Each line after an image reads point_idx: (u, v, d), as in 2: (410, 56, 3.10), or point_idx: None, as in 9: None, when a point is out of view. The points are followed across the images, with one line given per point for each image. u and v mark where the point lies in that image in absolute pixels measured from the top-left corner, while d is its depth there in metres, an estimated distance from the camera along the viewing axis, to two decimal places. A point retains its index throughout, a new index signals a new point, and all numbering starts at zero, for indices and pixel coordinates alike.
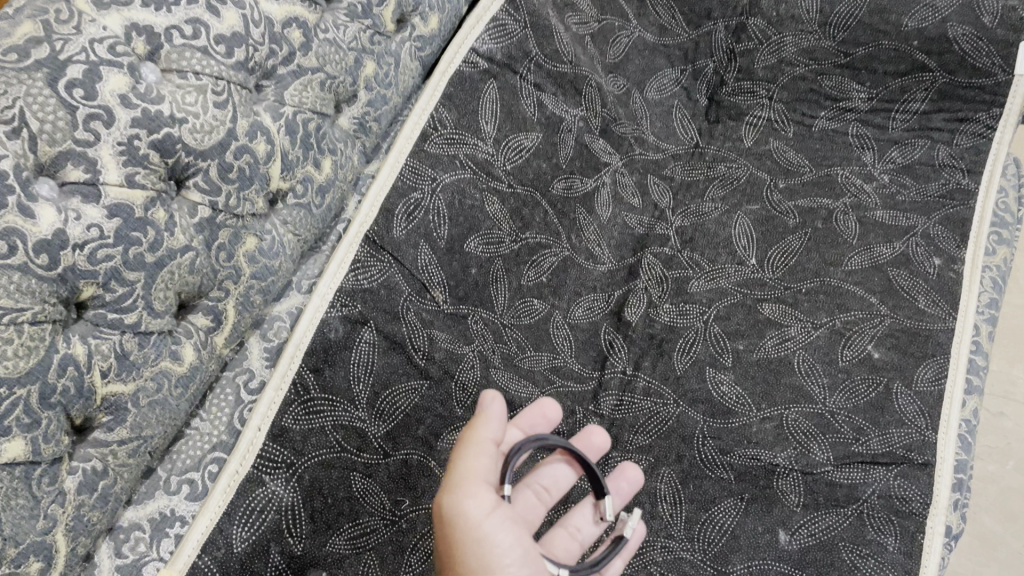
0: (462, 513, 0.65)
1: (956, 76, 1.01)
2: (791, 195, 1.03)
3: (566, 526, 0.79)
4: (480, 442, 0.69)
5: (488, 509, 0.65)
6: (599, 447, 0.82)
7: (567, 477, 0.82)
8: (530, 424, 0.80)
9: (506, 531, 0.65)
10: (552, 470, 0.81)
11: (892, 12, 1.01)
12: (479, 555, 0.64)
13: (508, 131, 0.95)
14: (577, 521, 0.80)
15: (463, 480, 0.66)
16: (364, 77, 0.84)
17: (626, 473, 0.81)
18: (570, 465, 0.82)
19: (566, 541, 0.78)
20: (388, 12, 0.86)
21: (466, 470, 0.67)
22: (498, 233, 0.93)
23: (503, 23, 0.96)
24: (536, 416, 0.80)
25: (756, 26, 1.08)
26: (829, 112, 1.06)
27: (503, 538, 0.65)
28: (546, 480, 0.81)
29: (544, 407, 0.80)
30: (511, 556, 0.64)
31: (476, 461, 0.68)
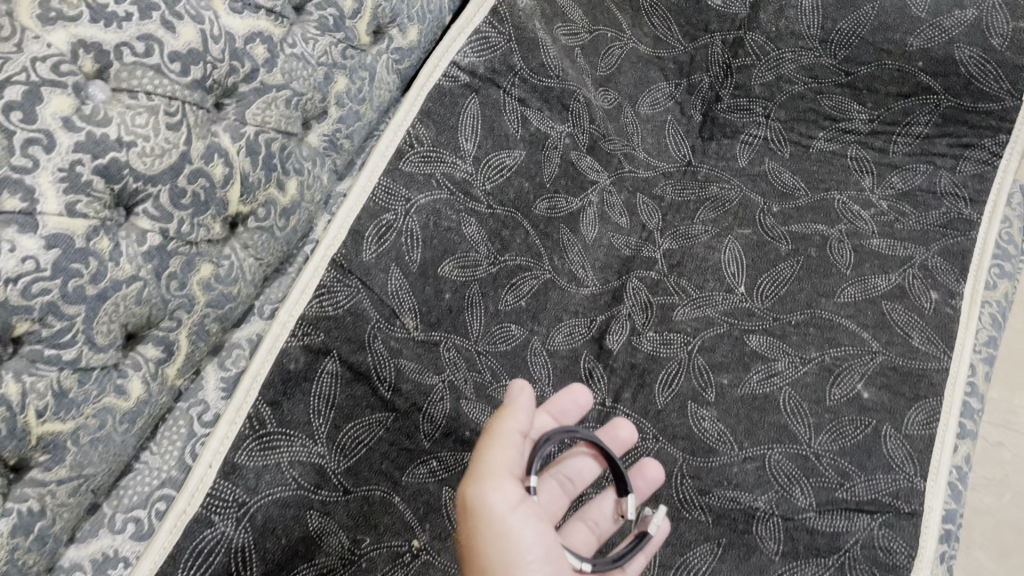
0: (488, 506, 0.65)
1: (962, 100, 0.97)
2: (784, 220, 0.99)
3: (586, 519, 0.81)
4: (508, 436, 0.69)
5: (514, 503, 0.66)
6: (625, 441, 0.83)
7: (593, 470, 0.84)
8: (562, 412, 0.82)
9: (529, 526, 0.66)
10: (578, 462, 0.83)
11: (896, 30, 0.96)
12: (504, 548, 0.65)
13: (489, 148, 0.91)
14: (597, 515, 0.81)
15: (489, 472, 0.67)
16: (335, 92, 0.80)
17: (647, 471, 0.81)
18: (597, 457, 0.84)
19: (584, 533, 0.80)
20: (363, 25, 0.82)
21: (492, 462, 0.67)
22: (475, 255, 0.89)
23: (486, 35, 0.92)
24: (567, 404, 0.82)
25: (754, 41, 1.03)
26: (827, 133, 1.01)
27: (527, 533, 0.66)
28: (572, 471, 0.83)
29: (575, 395, 0.82)
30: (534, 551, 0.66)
31: (501, 454, 0.68)
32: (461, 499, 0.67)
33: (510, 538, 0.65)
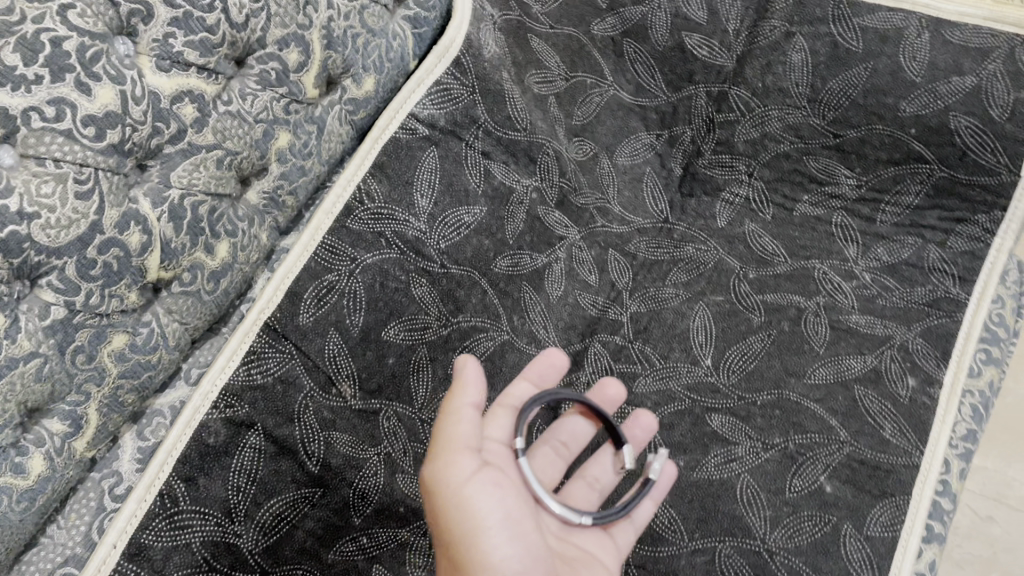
0: (443, 483, 0.65)
1: (956, 172, 0.90)
2: (760, 287, 0.94)
3: (585, 477, 0.80)
4: (458, 409, 0.67)
5: (472, 473, 0.66)
6: (615, 400, 0.81)
7: (586, 431, 0.83)
8: (541, 376, 0.78)
9: (490, 492, 0.66)
10: (570, 424, 0.83)
11: (890, 94, 0.90)
12: (464, 521, 0.64)
13: (446, 205, 0.87)
14: (597, 471, 0.81)
15: (444, 447, 0.66)
16: (276, 149, 0.76)
17: (642, 420, 0.81)
18: (589, 418, 0.83)
19: (586, 492, 0.80)
20: (311, 78, 0.78)
21: (447, 435, 0.67)
22: (425, 317, 0.85)
23: (447, 87, 0.87)
24: (544, 367, 0.78)
25: (739, 96, 0.97)
26: (813, 196, 0.96)
27: (484, 501, 0.65)
28: (565, 435, 0.82)
29: (552, 358, 0.78)
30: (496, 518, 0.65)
31: (454, 428, 0.67)
32: (424, 478, 0.67)
33: (467, 509, 0.65)
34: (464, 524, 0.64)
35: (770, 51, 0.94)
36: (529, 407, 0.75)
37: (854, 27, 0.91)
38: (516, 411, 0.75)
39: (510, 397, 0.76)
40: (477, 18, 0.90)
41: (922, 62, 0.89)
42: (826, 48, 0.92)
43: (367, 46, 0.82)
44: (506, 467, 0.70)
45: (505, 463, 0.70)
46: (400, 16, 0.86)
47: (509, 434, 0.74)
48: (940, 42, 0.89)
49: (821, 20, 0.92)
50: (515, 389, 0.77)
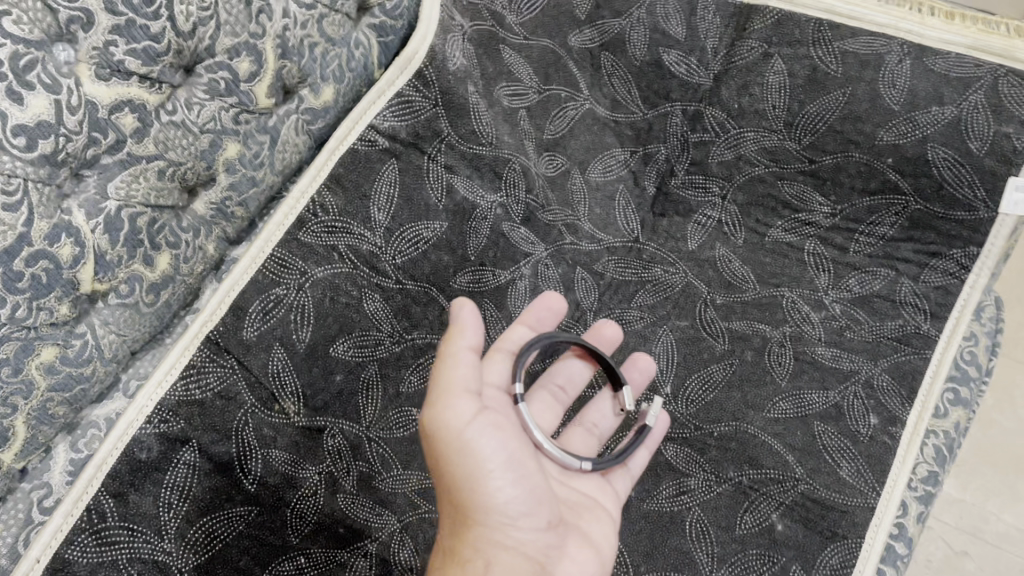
0: (443, 430, 0.66)
1: (932, 205, 0.87)
2: (726, 314, 0.91)
3: (583, 422, 0.85)
4: (456, 354, 0.67)
5: (472, 417, 0.66)
6: (611, 340, 0.85)
7: (582, 373, 0.87)
8: (538, 320, 0.81)
9: (490, 435, 0.66)
10: (568, 369, 0.86)
11: (868, 121, 0.87)
12: (466, 465, 0.66)
13: (404, 219, 0.85)
14: (595, 417, 0.85)
15: (442, 392, 0.67)
16: (224, 159, 0.75)
17: (638, 364, 0.85)
18: (585, 361, 0.87)
19: (585, 437, 0.84)
20: (264, 87, 0.76)
21: (445, 380, 0.67)
22: (377, 334, 0.83)
23: (408, 99, 0.85)
24: (542, 312, 0.80)
25: (714, 116, 0.95)
26: (786, 223, 0.93)
27: (487, 444, 0.66)
28: (562, 378, 0.86)
29: (550, 302, 0.81)
30: (499, 460, 0.66)
31: (453, 374, 0.67)
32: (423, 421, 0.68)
33: (470, 452, 0.66)
34: (466, 466, 0.66)
35: (748, 72, 0.92)
36: (528, 353, 0.77)
37: (834, 51, 0.88)
38: (513, 355, 0.78)
39: (509, 341, 0.79)
40: (444, 28, 0.87)
41: (901, 89, 0.86)
42: (804, 72, 0.89)
43: (327, 55, 0.80)
44: (505, 410, 0.71)
45: (503, 406, 0.71)
46: (366, 24, 0.84)
47: (506, 379, 0.76)
48: (921, 70, 0.86)
49: (801, 42, 0.89)
50: (513, 332, 0.79)
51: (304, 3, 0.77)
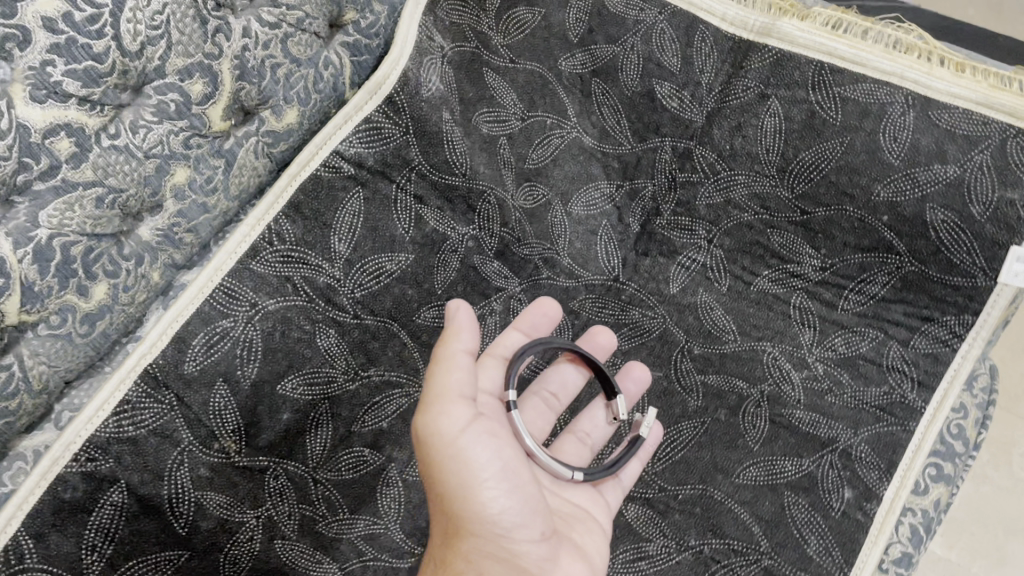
0: (435, 434, 0.64)
1: (927, 268, 0.82)
2: (703, 366, 0.87)
3: (576, 431, 0.82)
4: (452, 358, 0.65)
5: (465, 425, 0.65)
6: (605, 347, 0.84)
7: (576, 381, 0.85)
8: (532, 326, 0.80)
9: (482, 444, 0.65)
10: (560, 376, 0.84)
11: (864, 175, 0.82)
12: (458, 471, 0.64)
13: (367, 250, 0.81)
14: (587, 426, 0.83)
15: (435, 399, 0.65)
16: (171, 185, 0.71)
17: (632, 373, 0.83)
18: (579, 368, 0.85)
19: (577, 446, 0.82)
20: (218, 110, 0.72)
21: (438, 387, 0.65)
22: (330, 371, 0.79)
23: (377, 126, 0.81)
24: (536, 316, 0.79)
25: (704, 157, 0.90)
26: (773, 272, 0.89)
27: (480, 450, 0.64)
28: (555, 386, 0.84)
29: (544, 307, 0.80)
30: (492, 468, 0.65)
31: (448, 377, 0.65)
32: (415, 425, 0.66)
33: (463, 458, 0.64)
34: (459, 473, 0.64)
35: (742, 112, 0.87)
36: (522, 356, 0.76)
37: (835, 96, 0.83)
38: (506, 360, 0.77)
39: (501, 346, 0.77)
40: (420, 52, 0.83)
41: (903, 143, 0.81)
42: (801, 116, 0.84)
43: (291, 77, 0.76)
44: (499, 416, 0.69)
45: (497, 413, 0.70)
46: (338, 43, 0.80)
47: (499, 386, 0.75)
48: (925, 123, 0.80)
49: (800, 84, 0.84)
50: (507, 338, 0.78)
51: (267, 22, 0.73)
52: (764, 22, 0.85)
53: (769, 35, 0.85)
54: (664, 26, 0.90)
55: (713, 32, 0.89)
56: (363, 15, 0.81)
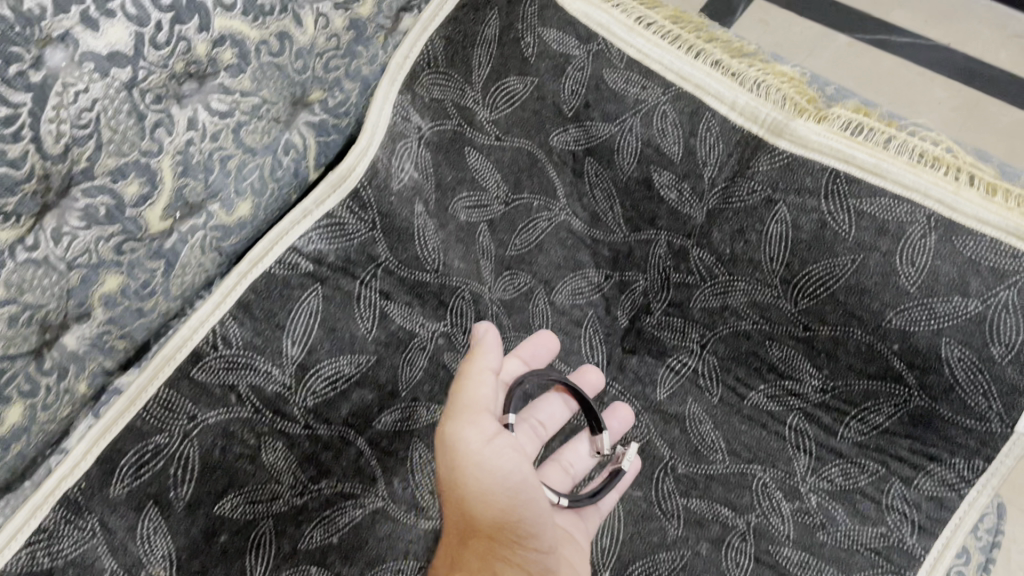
0: (460, 441, 0.62)
1: (937, 405, 0.75)
2: (686, 488, 0.80)
3: (559, 462, 0.78)
4: (480, 372, 0.65)
5: (493, 436, 0.63)
6: (594, 383, 0.81)
7: (563, 415, 0.81)
8: (532, 354, 0.78)
9: (510, 453, 0.63)
10: (548, 408, 0.80)
11: (875, 298, 0.75)
12: (480, 477, 0.62)
13: (323, 353, 0.73)
14: (570, 457, 0.79)
15: (466, 408, 0.64)
16: (99, 292, 0.63)
17: (617, 412, 0.81)
18: (567, 400, 0.81)
19: (560, 477, 0.77)
20: (157, 211, 0.64)
21: (469, 395, 0.64)
22: (275, 486, 0.71)
23: (341, 221, 0.75)
24: (536, 347, 0.78)
25: (701, 259, 0.82)
26: (769, 387, 0.82)
27: (507, 457, 0.62)
28: (544, 415, 0.80)
29: (544, 340, 0.78)
30: (516, 475, 0.63)
31: (476, 389, 0.65)
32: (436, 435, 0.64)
33: (489, 463, 0.62)
34: (483, 478, 0.62)
35: (745, 216, 0.79)
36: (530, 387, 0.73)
37: (849, 209, 0.75)
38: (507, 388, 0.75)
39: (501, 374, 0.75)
40: (393, 136, 0.78)
41: (921, 269, 0.73)
42: (810, 226, 0.76)
43: (244, 170, 0.69)
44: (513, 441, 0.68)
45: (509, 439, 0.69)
46: (303, 121, 0.72)
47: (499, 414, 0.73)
48: (947, 250, 0.72)
49: (811, 191, 0.76)
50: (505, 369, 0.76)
51: (218, 111, 0.65)
52: (778, 119, 0.77)
53: (780, 133, 0.77)
54: (667, 108, 0.81)
55: (719, 121, 0.79)
56: (332, 94, 0.74)
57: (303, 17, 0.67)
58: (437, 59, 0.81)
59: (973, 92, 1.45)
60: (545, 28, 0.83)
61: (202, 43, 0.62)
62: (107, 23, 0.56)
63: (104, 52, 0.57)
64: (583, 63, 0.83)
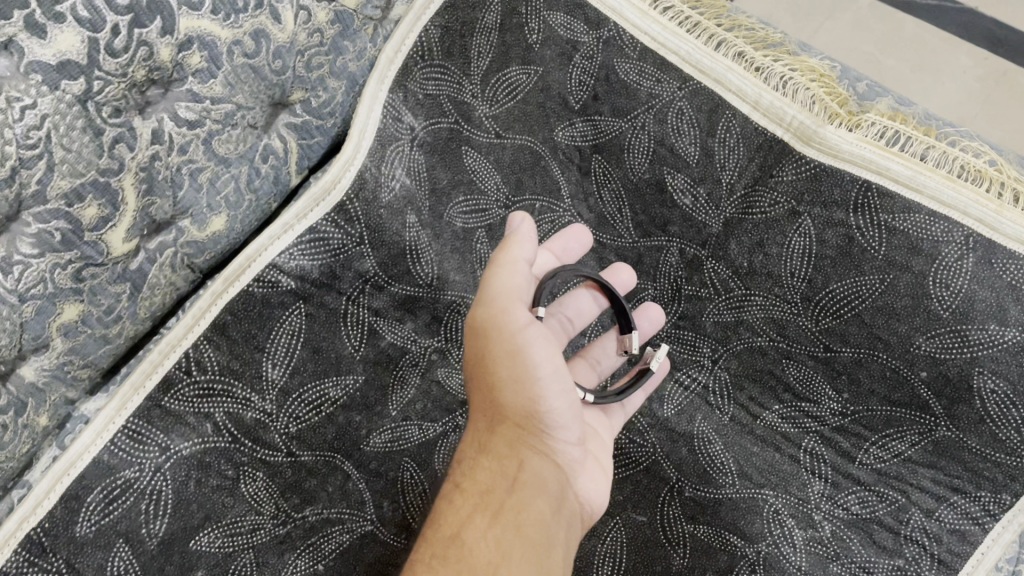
0: (496, 326, 0.56)
1: (964, 437, 0.69)
2: (693, 514, 0.74)
3: (586, 356, 0.75)
4: (515, 258, 0.57)
5: (534, 320, 0.57)
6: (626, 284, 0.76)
7: (591, 310, 0.76)
8: (563, 249, 0.72)
9: (549, 342, 0.57)
10: (578, 301, 0.75)
11: (904, 320, 0.69)
12: (515, 366, 0.56)
13: (307, 375, 0.68)
14: (598, 353, 0.75)
15: (503, 292, 0.57)
16: (57, 322, 0.57)
17: (648, 312, 0.76)
18: (596, 297, 0.76)
19: (586, 371, 0.74)
20: (120, 234, 0.58)
21: (505, 280, 0.56)
22: (256, 517, 0.66)
23: (324, 237, 0.69)
24: (569, 241, 0.71)
25: (716, 271, 0.76)
26: (784, 408, 0.77)
27: (544, 349, 0.57)
28: (570, 310, 0.74)
29: (577, 233, 0.72)
30: (551, 366, 0.57)
31: (509, 277, 0.57)
32: (470, 319, 0.58)
33: (530, 349, 0.56)
34: (518, 367, 0.56)
35: (766, 227, 0.73)
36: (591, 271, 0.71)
37: (879, 224, 0.69)
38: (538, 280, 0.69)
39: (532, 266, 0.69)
40: (383, 141, 0.71)
41: (956, 292, 0.67)
42: (837, 241, 0.70)
43: (216, 181, 0.63)
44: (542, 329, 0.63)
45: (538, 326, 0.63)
46: (282, 124, 0.67)
47: None
48: (985, 273, 0.66)
49: (839, 204, 0.70)
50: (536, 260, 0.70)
51: (185, 120, 0.58)
52: (806, 125, 0.69)
53: (810, 141, 0.70)
54: (683, 104, 0.74)
55: (740, 121, 0.72)
56: (315, 94, 0.67)
57: (281, 12, 0.60)
58: (432, 51, 0.73)
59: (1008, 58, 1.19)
60: (551, 13, 0.75)
61: (165, 47, 0.54)
62: (56, 29, 0.49)
63: (53, 62, 0.49)
64: (593, 50, 0.75)
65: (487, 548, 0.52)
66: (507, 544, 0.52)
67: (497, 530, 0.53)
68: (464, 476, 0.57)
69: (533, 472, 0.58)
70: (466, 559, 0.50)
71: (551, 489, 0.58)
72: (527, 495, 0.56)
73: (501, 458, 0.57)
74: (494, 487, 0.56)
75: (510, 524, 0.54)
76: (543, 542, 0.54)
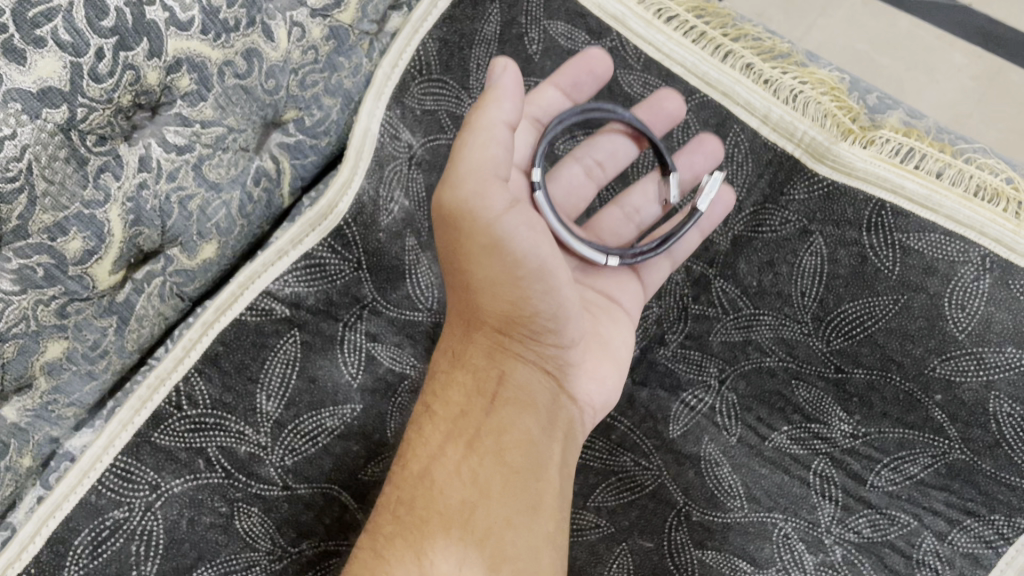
0: (465, 215, 0.53)
1: (978, 461, 0.67)
2: (702, 538, 0.68)
3: (623, 205, 0.71)
4: (489, 128, 0.51)
5: (509, 204, 0.54)
6: (669, 116, 0.70)
7: (627, 152, 0.71)
8: (574, 84, 0.67)
9: (527, 225, 0.54)
10: (610, 142, 0.70)
11: (919, 342, 0.68)
12: (494, 259, 0.55)
13: (303, 406, 0.65)
14: (637, 199, 0.71)
15: (469, 178, 0.52)
16: (41, 361, 0.54)
17: (702, 147, 0.70)
18: (635, 138, 0.71)
19: (620, 222, 0.71)
20: (107, 265, 0.55)
21: (472, 160, 0.52)
22: (251, 554, 0.62)
23: (321, 262, 0.68)
24: (581, 75, 0.67)
25: (723, 290, 0.73)
26: (793, 429, 0.71)
27: (520, 238, 0.54)
28: (602, 155, 0.70)
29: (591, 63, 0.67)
30: (534, 256, 0.55)
31: (480, 156, 0.52)
32: (439, 208, 0.54)
33: (504, 242, 0.54)
34: (490, 267, 0.56)
35: (776, 246, 0.71)
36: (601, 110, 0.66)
37: (894, 244, 0.69)
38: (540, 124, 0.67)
39: (537, 107, 0.67)
40: (380, 161, 0.70)
41: (972, 315, 0.67)
42: (849, 260, 0.69)
43: (210, 210, 0.60)
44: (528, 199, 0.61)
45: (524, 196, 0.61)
46: (274, 143, 0.64)
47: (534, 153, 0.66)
48: (1002, 295, 0.66)
49: (851, 223, 0.70)
50: (545, 97, 0.67)
51: (173, 146, 0.55)
52: (818, 141, 0.70)
53: (821, 158, 0.70)
54: (689, 118, 0.73)
55: (748, 136, 0.72)
56: (308, 113, 0.65)
57: (274, 30, 0.57)
58: (430, 65, 0.72)
59: (1007, 57, 1.02)
60: (552, 21, 0.74)
61: (153, 71, 0.51)
62: (36, 54, 0.45)
63: (33, 88, 0.45)
64: None
65: (455, 485, 0.55)
66: (478, 478, 0.55)
67: (472, 461, 0.56)
68: (439, 395, 0.60)
69: (515, 382, 0.61)
70: (433, 506, 0.54)
71: (537, 398, 0.60)
72: (508, 412, 0.59)
73: (479, 370, 0.61)
74: (470, 408, 0.59)
75: (487, 453, 0.57)
76: (529, 464, 0.57)
